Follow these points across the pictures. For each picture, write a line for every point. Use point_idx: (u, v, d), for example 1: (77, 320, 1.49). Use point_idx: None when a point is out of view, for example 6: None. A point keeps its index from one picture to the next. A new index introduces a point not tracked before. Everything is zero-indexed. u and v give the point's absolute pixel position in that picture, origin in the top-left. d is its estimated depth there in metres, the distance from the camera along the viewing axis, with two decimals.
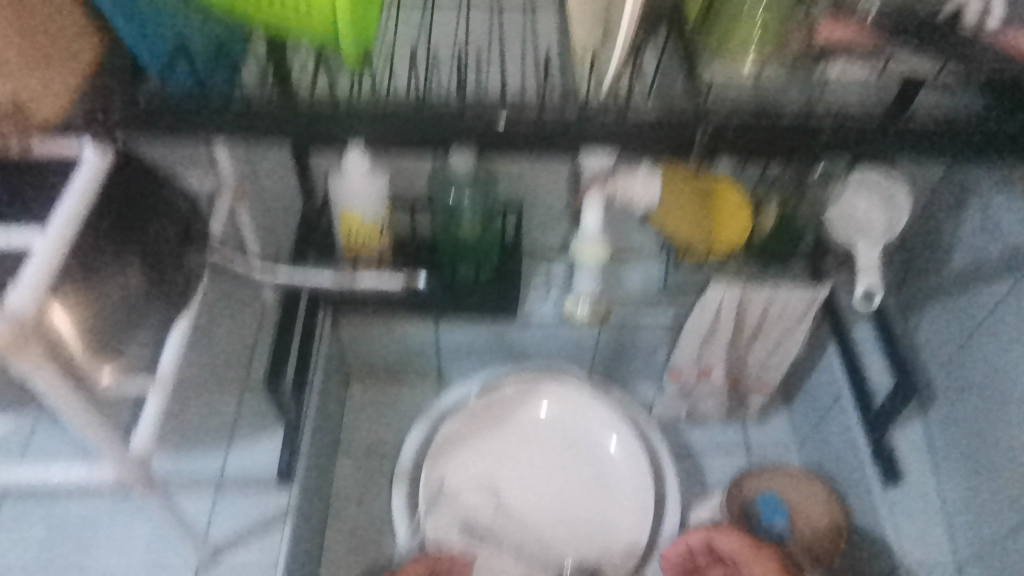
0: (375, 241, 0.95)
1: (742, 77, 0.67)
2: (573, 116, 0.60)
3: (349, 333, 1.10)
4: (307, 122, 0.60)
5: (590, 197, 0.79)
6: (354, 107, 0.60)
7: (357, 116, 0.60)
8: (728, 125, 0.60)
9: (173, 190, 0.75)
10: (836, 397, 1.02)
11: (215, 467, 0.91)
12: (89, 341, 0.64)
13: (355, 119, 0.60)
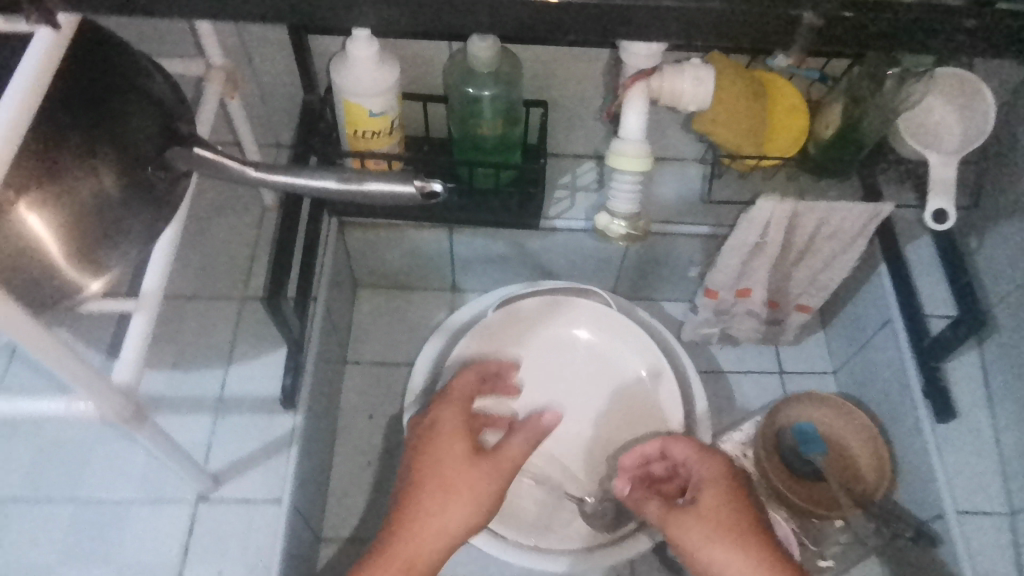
0: (383, 140, 0.85)
1: None
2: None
3: (356, 240, 1.01)
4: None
5: (633, 95, 0.69)
6: None
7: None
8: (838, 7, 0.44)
9: (153, 79, 0.64)
10: (883, 322, 0.93)
11: (214, 386, 0.86)
12: (70, 249, 0.55)
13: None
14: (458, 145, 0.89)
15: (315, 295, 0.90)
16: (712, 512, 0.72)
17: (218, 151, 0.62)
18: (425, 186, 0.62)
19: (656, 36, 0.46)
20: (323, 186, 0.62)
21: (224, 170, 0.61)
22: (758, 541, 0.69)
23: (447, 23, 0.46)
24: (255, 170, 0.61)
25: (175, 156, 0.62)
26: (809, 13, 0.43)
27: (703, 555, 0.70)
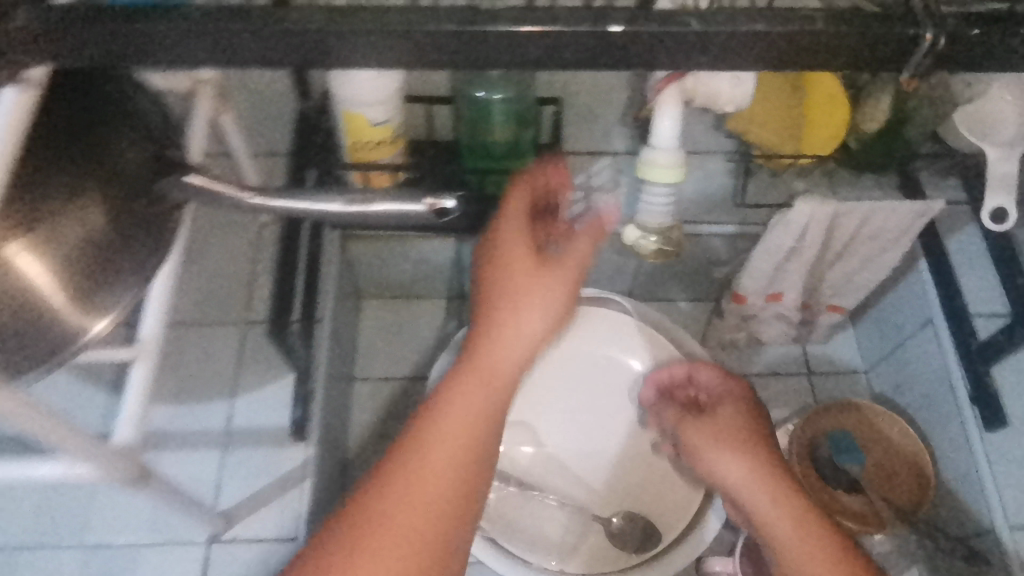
0: (385, 149, 0.78)
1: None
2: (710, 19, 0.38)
3: (360, 252, 0.95)
4: (300, 29, 0.38)
5: (664, 98, 0.63)
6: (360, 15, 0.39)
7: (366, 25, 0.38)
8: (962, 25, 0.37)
9: (139, 101, 0.56)
10: (922, 323, 0.88)
11: (219, 419, 0.81)
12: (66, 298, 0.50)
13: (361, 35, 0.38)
14: (468, 150, 0.82)
15: (320, 316, 0.85)
16: (727, 423, 0.74)
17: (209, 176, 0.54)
18: (436, 204, 0.54)
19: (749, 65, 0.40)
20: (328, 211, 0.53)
21: (219, 199, 0.53)
22: (760, 447, 0.71)
23: (504, 60, 0.40)
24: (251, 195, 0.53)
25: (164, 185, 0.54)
26: (934, 34, 0.37)
27: (712, 459, 0.72)
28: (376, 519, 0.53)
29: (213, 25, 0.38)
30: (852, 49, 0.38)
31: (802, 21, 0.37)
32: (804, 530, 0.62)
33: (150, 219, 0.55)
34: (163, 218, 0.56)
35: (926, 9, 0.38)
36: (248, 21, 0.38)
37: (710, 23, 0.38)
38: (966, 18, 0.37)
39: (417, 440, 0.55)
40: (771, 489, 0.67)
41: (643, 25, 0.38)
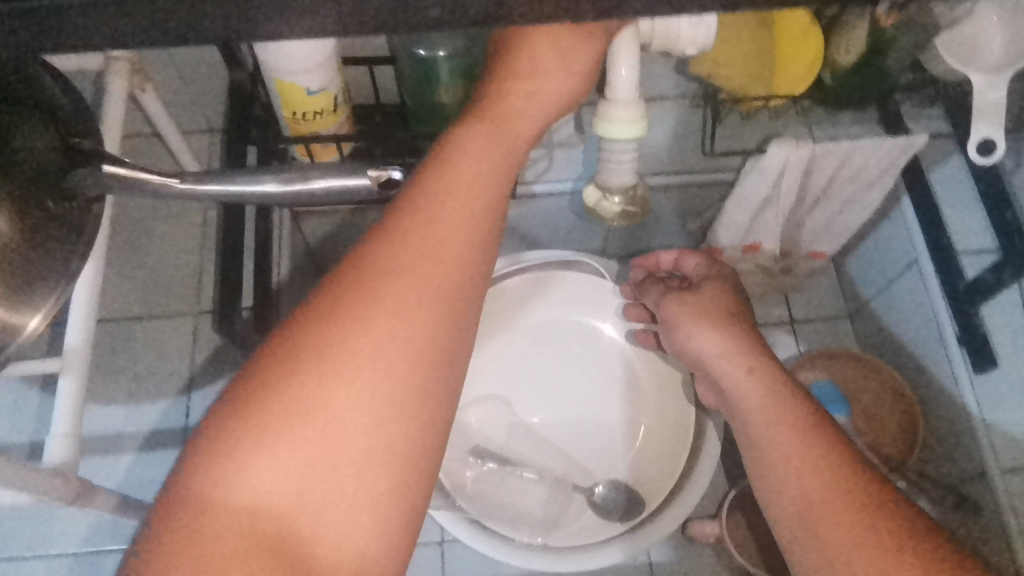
0: (327, 120, 0.74)
1: None
2: None
3: (316, 229, 0.90)
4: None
5: (621, 39, 0.54)
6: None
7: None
8: None
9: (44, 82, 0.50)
10: (908, 264, 0.84)
11: (178, 416, 0.76)
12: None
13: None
14: (415, 115, 0.78)
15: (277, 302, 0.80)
16: (709, 299, 0.69)
17: (130, 165, 0.49)
18: (385, 175, 0.48)
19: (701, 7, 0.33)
20: (263, 192, 0.48)
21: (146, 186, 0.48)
22: (736, 322, 0.66)
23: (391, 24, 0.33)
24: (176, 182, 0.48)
25: (80, 180, 0.49)
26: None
27: (689, 329, 0.68)
28: (384, 271, 0.39)
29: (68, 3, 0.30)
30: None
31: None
32: (774, 392, 0.59)
33: (69, 215, 0.49)
34: (83, 213, 0.51)
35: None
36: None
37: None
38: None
39: (435, 173, 0.42)
40: (743, 358, 0.63)
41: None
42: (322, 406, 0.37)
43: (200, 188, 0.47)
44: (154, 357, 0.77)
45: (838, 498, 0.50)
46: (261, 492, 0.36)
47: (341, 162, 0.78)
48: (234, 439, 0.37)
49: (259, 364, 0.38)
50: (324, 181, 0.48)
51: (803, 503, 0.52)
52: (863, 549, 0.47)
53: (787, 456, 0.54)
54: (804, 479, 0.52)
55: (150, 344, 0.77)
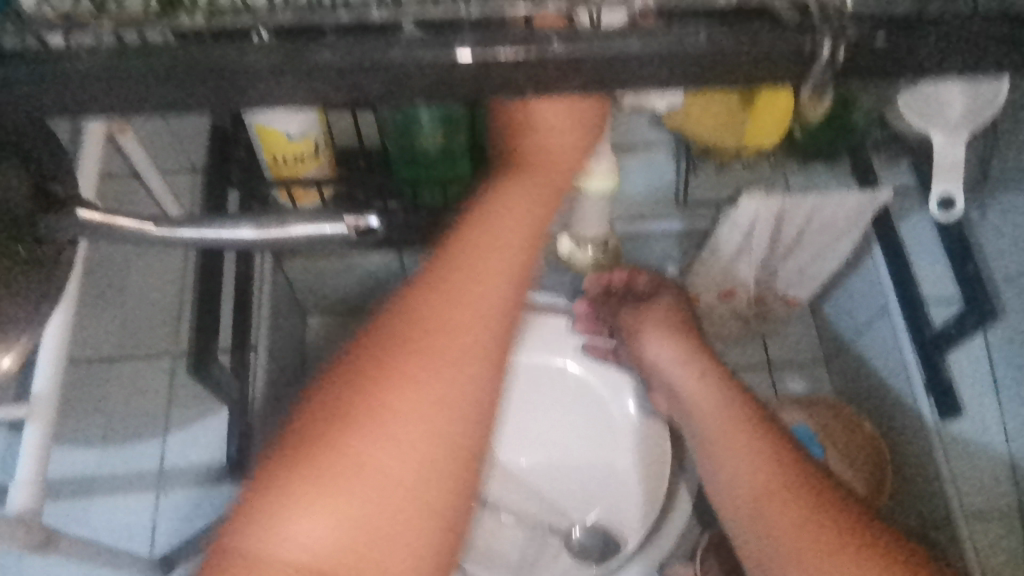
0: (309, 164, 0.75)
1: None
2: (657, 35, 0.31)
3: (298, 270, 0.90)
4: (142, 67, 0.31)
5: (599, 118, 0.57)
6: (228, 43, 0.31)
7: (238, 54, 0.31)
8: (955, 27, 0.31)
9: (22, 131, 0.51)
10: (879, 310, 0.85)
11: (152, 456, 0.77)
12: None
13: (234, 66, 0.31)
14: (401, 162, 0.78)
15: (253, 343, 0.80)
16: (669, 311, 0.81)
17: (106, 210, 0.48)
18: (360, 221, 0.47)
19: (638, 86, 0.32)
20: (239, 237, 0.48)
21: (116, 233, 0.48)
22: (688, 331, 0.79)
23: (338, 97, 0.33)
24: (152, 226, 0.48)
25: (51, 225, 0.49)
26: (833, 43, 0.30)
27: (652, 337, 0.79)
28: (430, 330, 0.41)
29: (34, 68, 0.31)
30: (741, 62, 0.31)
31: (683, 32, 0.31)
32: (732, 407, 0.69)
33: (35, 256, 0.51)
34: (52, 254, 0.52)
35: (825, 11, 0.31)
36: (78, 61, 0.31)
37: (576, 43, 0.31)
38: (865, 22, 0.31)
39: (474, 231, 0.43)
40: (705, 375, 0.73)
41: (495, 50, 0.31)
42: (367, 464, 0.38)
43: (172, 234, 0.48)
44: (128, 398, 0.77)
45: (788, 490, 0.61)
46: (311, 550, 0.38)
47: (323, 207, 0.78)
48: (280, 496, 0.38)
49: (307, 422, 0.40)
50: (298, 229, 0.48)
51: (757, 497, 0.63)
52: (808, 535, 0.58)
53: (749, 455, 0.65)
54: (759, 477, 0.63)
55: (124, 384, 0.77)
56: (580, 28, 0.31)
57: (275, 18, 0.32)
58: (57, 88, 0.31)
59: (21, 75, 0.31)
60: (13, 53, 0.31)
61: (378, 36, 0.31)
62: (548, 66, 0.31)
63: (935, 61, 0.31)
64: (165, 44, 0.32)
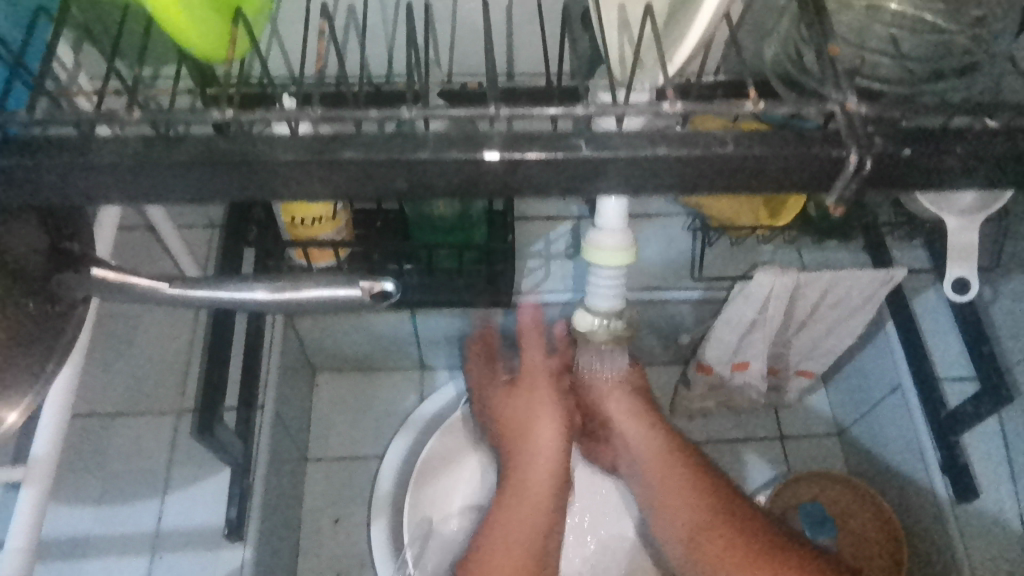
0: (327, 226, 0.75)
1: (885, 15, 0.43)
2: (682, 140, 0.31)
3: (307, 327, 0.89)
4: (181, 160, 0.31)
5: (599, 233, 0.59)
6: (263, 139, 0.32)
7: (272, 153, 0.31)
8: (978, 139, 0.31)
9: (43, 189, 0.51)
10: (892, 388, 0.83)
11: (150, 518, 0.74)
12: None
13: (267, 161, 0.32)
14: (416, 228, 0.79)
15: (258, 402, 0.78)
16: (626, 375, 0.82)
17: (118, 269, 0.50)
18: (373, 286, 0.47)
19: (661, 186, 0.32)
20: (251, 299, 0.48)
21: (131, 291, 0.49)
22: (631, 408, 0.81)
23: (360, 190, 0.33)
24: (166, 287, 0.48)
25: (65, 281, 0.50)
26: (860, 156, 0.30)
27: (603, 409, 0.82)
28: None
29: (73, 158, 0.31)
30: (766, 171, 0.31)
31: (710, 140, 0.31)
32: (667, 457, 0.79)
33: (49, 316, 0.50)
34: (66, 313, 0.51)
35: (852, 124, 0.31)
36: (112, 151, 0.31)
37: (604, 147, 0.31)
38: (891, 135, 0.31)
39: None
40: (651, 434, 0.81)
41: (521, 151, 0.31)
42: None
43: (187, 294, 0.48)
44: (130, 456, 0.76)
45: (712, 522, 0.74)
46: None
47: (337, 268, 0.78)
48: None
49: None
50: (311, 296, 0.48)
51: (692, 531, 0.75)
52: (737, 556, 0.72)
53: (679, 490, 0.77)
54: (688, 512, 0.76)
55: (128, 441, 0.76)
56: (606, 134, 0.31)
57: (312, 114, 0.33)
58: (81, 172, 0.32)
59: (46, 161, 0.31)
60: (41, 140, 0.32)
61: (404, 136, 0.32)
62: (576, 167, 0.31)
63: (959, 174, 0.31)
64: (192, 137, 0.32)
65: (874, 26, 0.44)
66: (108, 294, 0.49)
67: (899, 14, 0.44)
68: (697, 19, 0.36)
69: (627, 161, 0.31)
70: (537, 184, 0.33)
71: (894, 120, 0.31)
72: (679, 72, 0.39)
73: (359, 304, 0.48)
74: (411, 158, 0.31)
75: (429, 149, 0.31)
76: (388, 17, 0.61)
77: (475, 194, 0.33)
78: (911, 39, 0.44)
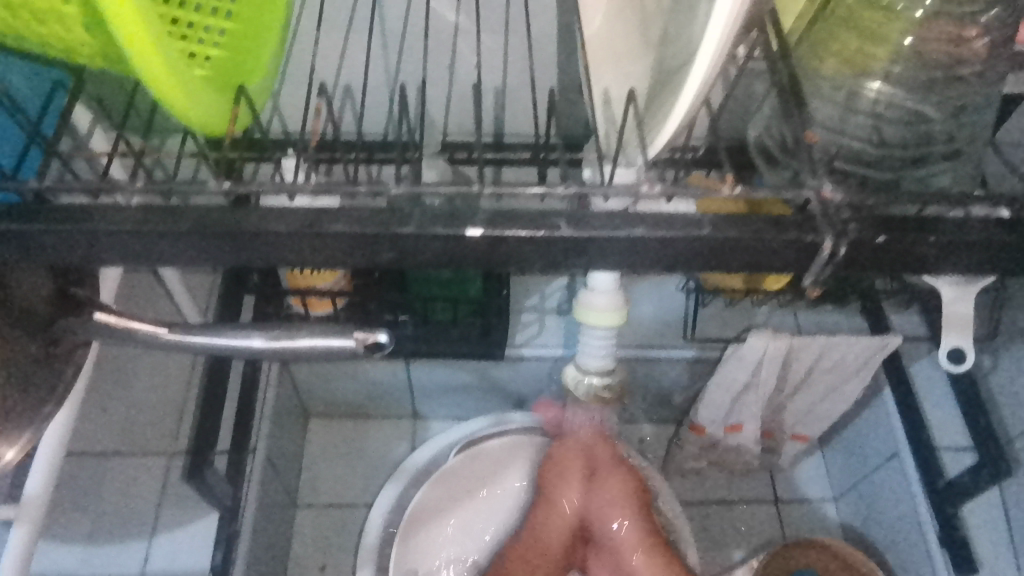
0: (324, 275, 0.77)
1: (864, 100, 0.45)
2: (663, 224, 0.32)
3: (302, 373, 0.90)
4: (179, 228, 0.33)
5: (592, 300, 0.60)
6: (253, 212, 0.33)
7: (258, 224, 0.33)
8: (955, 227, 0.32)
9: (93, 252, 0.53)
10: (888, 456, 0.83)
11: (135, 560, 0.74)
12: None
13: (253, 232, 0.33)
14: (411, 279, 0.80)
15: (250, 448, 0.78)
16: (612, 499, 0.74)
17: (118, 313, 0.50)
18: (367, 337, 0.47)
19: (640, 265, 0.33)
20: (248, 346, 0.49)
21: (132, 336, 0.49)
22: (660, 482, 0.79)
23: (350, 261, 0.34)
24: (164, 331, 0.49)
25: (69, 326, 0.51)
26: (835, 243, 0.31)
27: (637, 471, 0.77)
28: None
29: (73, 223, 0.32)
30: (742, 253, 0.32)
31: (687, 224, 0.32)
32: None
33: (50, 359, 0.52)
34: (66, 356, 0.53)
35: (827, 212, 0.32)
36: (110, 217, 0.33)
37: (584, 228, 0.32)
38: (866, 223, 0.32)
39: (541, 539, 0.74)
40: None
41: (504, 229, 0.32)
42: None
43: (185, 339, 0.48)
44: (120, 497, 0.76)
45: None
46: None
47: (333, 316, 0.80)
48: None
49: None
50: (304, 345, 0.49)
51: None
52: None
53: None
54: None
55: (116, 482, 0.76)
56: (587, 213, 0.32)
57: (304, 185, 0.34)
58: (85, 240, 0.33)
59: (52, 228, 0.32)
60: (45, 208, 0.33)
61: (392, 212, 0.33)
62: (560, 245, 0.32)
63: (934, 259, 0.32)
64: (189, 207, 0.33)
65: (855, 113, 0.46)
66: (108, 338, 0.50)
67: (879, 102, 0.45)
68: (673, 103, 0.37)
69: (609, 241, 0.32)
70: (522, 259, 0.33)
71: (867, 207, 0.32)
72: (658, 154, 0.40)
73: (353, 354, 0.48)
74: (395, 228, 0.32)
75: (414, 220, 0.32)
76: (393, 80, 0.64)
77: (461, 264, 0.34)
78: (891, 127, 0.45)
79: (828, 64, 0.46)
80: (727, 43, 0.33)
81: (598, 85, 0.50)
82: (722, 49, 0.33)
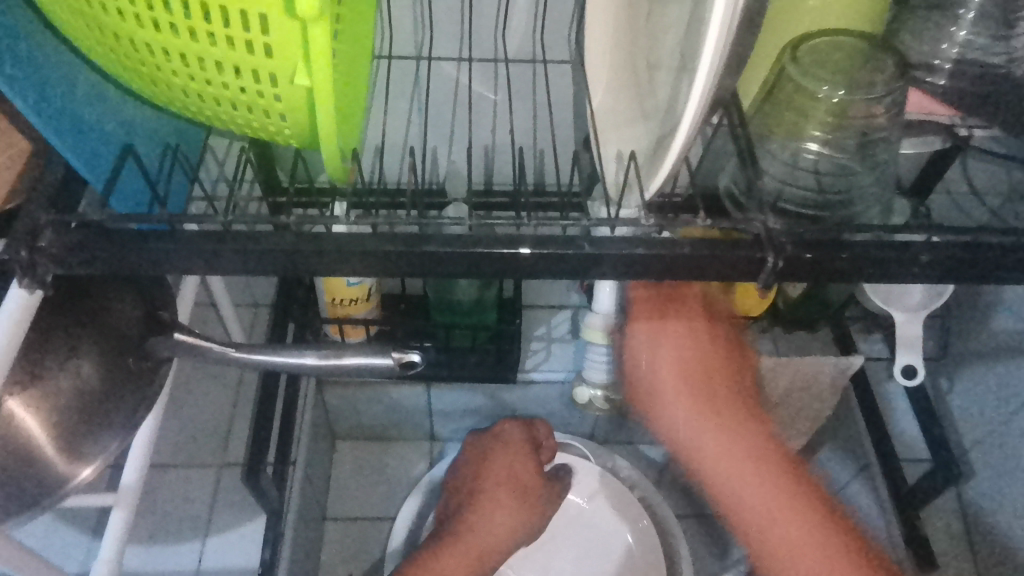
0: (361, 306, 0.87)
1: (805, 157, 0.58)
2: (658, 245, 0.43)
3: (334, 397, 1.00)
4: (302, 246, 0.43)
5: (595, 319, 0.71)
6: (355, 240, 0.44)
7: (362, 250, 0.44)
8: (863, 246, 0.43)
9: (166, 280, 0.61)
10: (857, 471, 0.92)
11: (191, 559, 0.83)
12: (65, 432, 0.53)
13: (356, 255, 0.44)
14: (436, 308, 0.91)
15: (293, 462, 0.88)
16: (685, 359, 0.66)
17: (197, 334, 0.58)
18: (404, 357, 0.55)
19: (644, 276, 0.44)
20: (302, 364, 0.56)
21: (206, 354, 0.57)
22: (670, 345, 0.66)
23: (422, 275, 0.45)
24: (232, 350, 0.56)
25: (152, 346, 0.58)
26: (774, 257, 0.43)
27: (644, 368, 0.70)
28: None
29: (215, 243, 0.43)
30: (715, 267, 0.43)
31: (672, 245, 0.43)
32: (788, 498, 0.65)
33: (142, 371, 0.58)
34: (154, 369, 0.59)
35: (771, 235, 0.43)
36: (251, 242, 0.43)
37: (600, 247, 0.43)
38: (799, 245, 0.43)
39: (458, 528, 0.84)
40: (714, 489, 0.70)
41: (546, 248, 0.43)
42: None
43: (249, 357, 0.55)
44: (178, 501, 0.85)
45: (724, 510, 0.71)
46: None
47: (366, 342, 0.90)
48: None
49: None
50: (352, 363, 0.56)
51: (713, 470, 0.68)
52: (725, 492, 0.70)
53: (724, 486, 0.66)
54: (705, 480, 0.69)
55: (174, 490, 0.86)
56: (603, 238, 0.44)
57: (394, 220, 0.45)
58: (233, 259, 0.44)
59: (228, 249, 0.43)
60: (200, 236, 0.43)
61: (463, 238, 0.44)
62: (583, 261, 0.43)
63: (847, 271, 0.43)
64: (306, 234, 0.44)
65: (798, 171, 0.58)
66: (186, 356, 0.57)
67: (818, 160, 0.57)
68: (665, 159, 0.49)
69: (620, 257, 0.43)
70: (554, 272, 0.45)
71: (800, 232, 0.44)
72: (655, 193, 0.53)
73: (391, 372, 0.55)
74: (471, 249, 0.43)
75: (483, 244, 0.44)
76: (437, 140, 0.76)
77: (507, 276, 0.45)
78: (828, 177, 0.58)
79: (775, 134, 0.58)
80: (699, 113, 0.44)
81: (609, 147, 0.61)
82: (695, 119, 0.45)
